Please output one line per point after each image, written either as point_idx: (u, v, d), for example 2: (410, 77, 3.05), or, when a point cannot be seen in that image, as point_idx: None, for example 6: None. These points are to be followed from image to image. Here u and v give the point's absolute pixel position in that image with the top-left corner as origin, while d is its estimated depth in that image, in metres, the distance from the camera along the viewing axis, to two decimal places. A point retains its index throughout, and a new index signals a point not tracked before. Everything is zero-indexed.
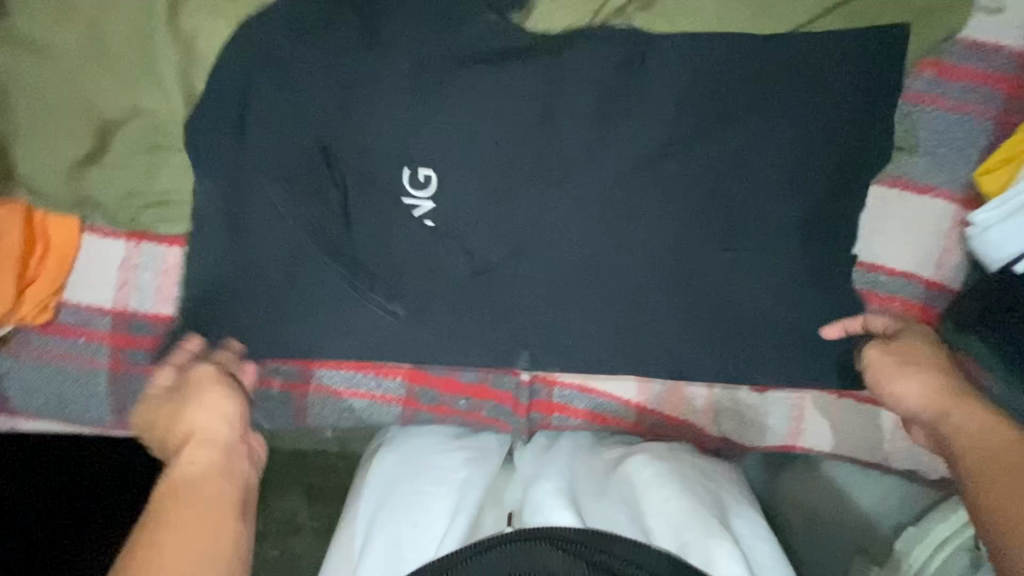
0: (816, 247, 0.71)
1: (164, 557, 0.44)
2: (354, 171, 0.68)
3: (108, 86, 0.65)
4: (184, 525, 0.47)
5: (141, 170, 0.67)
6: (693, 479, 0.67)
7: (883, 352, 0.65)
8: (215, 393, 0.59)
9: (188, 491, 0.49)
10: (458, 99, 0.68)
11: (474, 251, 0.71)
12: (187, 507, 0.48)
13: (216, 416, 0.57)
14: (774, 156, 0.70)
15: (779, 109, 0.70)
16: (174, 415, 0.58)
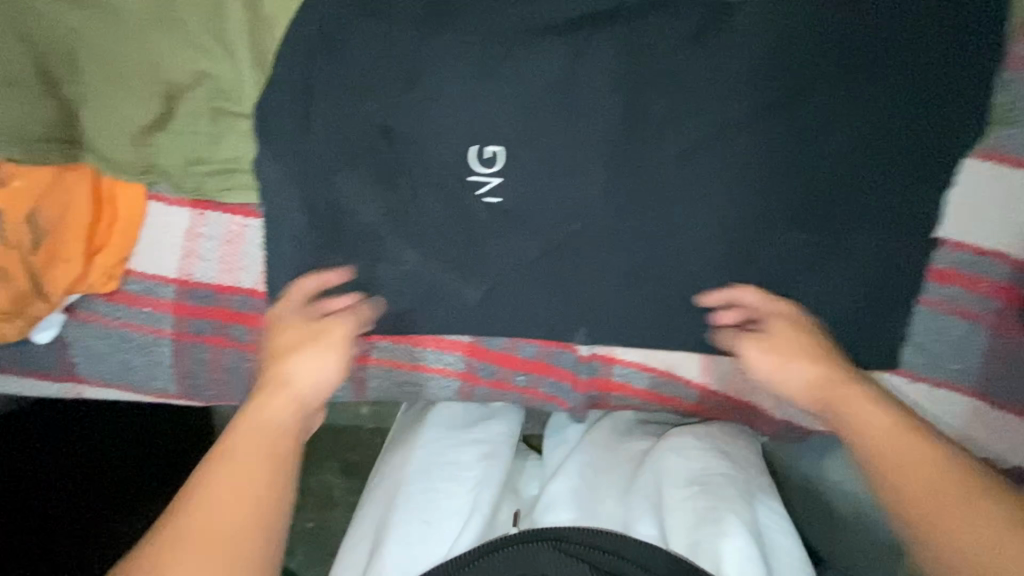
0: (880, 236, 0.69)
1: (216, 496, 0.48)
2: (421, 141, 0.67)
3: (176, 49, 0.63)
4: (241, 469, 0.50)
5: (206, 136, 0.66)
6: (717, 469, 0.67)
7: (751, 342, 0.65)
8: (322, 347, 0.60)
9: (259, 437, 0.52)
10: (532, 63, 0.66)
11: (541, 230, 0.70)
12: (248, 451, 0.51)
13: (315, 374, 0.59)
14: (852, 138, 0.67)
15: (862, 88, 0.66)
16: (287, 350, 0.60)
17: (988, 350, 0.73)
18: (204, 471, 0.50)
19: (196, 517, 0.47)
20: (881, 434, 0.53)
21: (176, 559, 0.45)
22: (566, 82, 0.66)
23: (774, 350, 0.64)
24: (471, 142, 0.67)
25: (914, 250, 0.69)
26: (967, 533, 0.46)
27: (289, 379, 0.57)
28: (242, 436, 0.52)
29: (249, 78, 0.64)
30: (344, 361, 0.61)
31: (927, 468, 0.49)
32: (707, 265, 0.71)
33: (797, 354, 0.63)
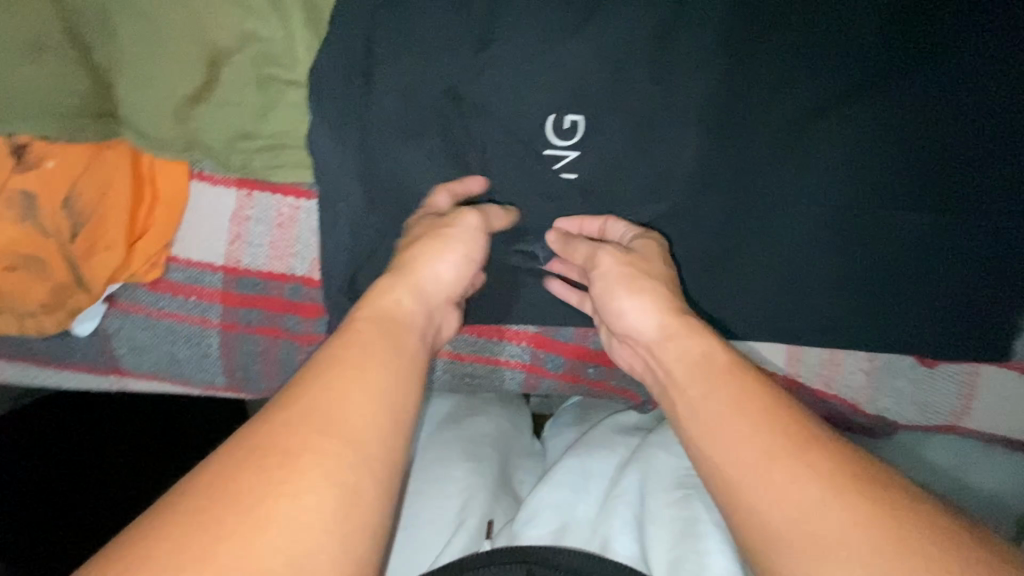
0: (984, 221, 0.62)
1: (346, 379, 0.40)
2: (493, 111, 0.60)
3: (218, 5, 0.55)
4: (371, 358, 0.42)
5: (254, 108, 0.59)
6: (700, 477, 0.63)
7: (619, 261, 0.56)
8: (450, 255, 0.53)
9: (384, 330, 0.45)
10: (619, 20, 0.58)
11: (621, 212, 0.63)
12: (375, 344, 0.44)
13: (443, 275, 0.53)
14: (971, 111, 0.60)
15: (976, 52, 0.59)
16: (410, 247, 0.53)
17: None
18: (326, 356, 0.42)
19: (326, 399, 0.39)
20: (722, 387, 0.46)
21: (310, 439, 0.37)
22: (656, 45, 0.59)
23: (652, 306, 0.53)
24: (548, 112, 0.60)
25: (993, 240, 0.62)
26: (777, 488, 0.40)
27: (416, 278, 0.51)
28: (367, 328, 0.45)
29: (302, 39, 0.57)
30: (471, 260, 0.55)
31: (754, 417, 0.43)
32: (808, 251, 0.64)
33: (643, 278, 0.55)
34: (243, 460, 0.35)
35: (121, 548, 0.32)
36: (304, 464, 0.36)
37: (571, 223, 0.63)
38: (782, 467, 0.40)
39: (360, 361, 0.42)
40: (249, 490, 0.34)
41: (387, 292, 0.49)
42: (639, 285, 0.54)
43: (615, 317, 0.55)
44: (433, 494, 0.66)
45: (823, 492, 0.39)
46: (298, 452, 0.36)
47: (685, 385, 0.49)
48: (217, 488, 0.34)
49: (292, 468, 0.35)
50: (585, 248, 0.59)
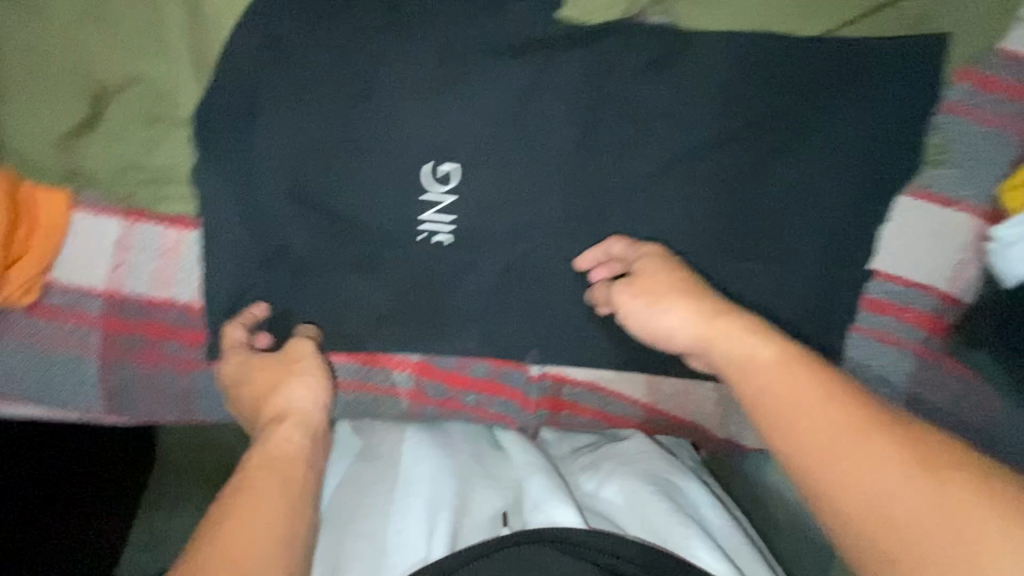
0: (817, 273, 0.70)
1: (251, 508, 0.46)
2: (371, 158, 0.65)
3: (107, 47, 0.59)
4: (271, 503, 0.47)
5: (139, 143, 0.62)
6: (678, 476, 0.65)
7: (634, 293, 0.60)
8: (305, 377, 0.60)
9: (278, 473, 0.50)
10: (487, 83, 0.65)
11: (494, 252, 0.70)
12: (274, 485, 0.48)
13: (311, 398, 0.59)
14: (801, 177, 0.68)
15: (808, 123, 0.66)
16: (271, 391, 0.60)
17: (913, 375, 0.75)
18: (228, 508, 0.46)
19: (229, 550, 0.42)
20: (788, 396, 0.46)
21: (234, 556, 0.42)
22: (523, 105, 0.66)
23: (693, 318, 0.56)
24: (425, 160, 0.66)
25: (824, 291, 0.71)
26: (860, 470, 0.41)
27: (281, 411, 0.57)
28: (254, 470, 0.50)
29: (187, 83, 0.61)
30: (328, 382, 0.62)
31: (817, 405, 0.44)
32: None
33: (670, 292, 0.58)
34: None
35: None
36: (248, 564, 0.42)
37: (582, 262, 0.70)
38: (864, 441, 0.41)
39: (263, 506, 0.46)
40: None
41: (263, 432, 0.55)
42: (668, 301, 0.58)
43: (661, 337, 0.58)
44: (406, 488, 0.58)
45: (908, 479, 0.39)
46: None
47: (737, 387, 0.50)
48: None
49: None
50: (602, 292, 0.68)
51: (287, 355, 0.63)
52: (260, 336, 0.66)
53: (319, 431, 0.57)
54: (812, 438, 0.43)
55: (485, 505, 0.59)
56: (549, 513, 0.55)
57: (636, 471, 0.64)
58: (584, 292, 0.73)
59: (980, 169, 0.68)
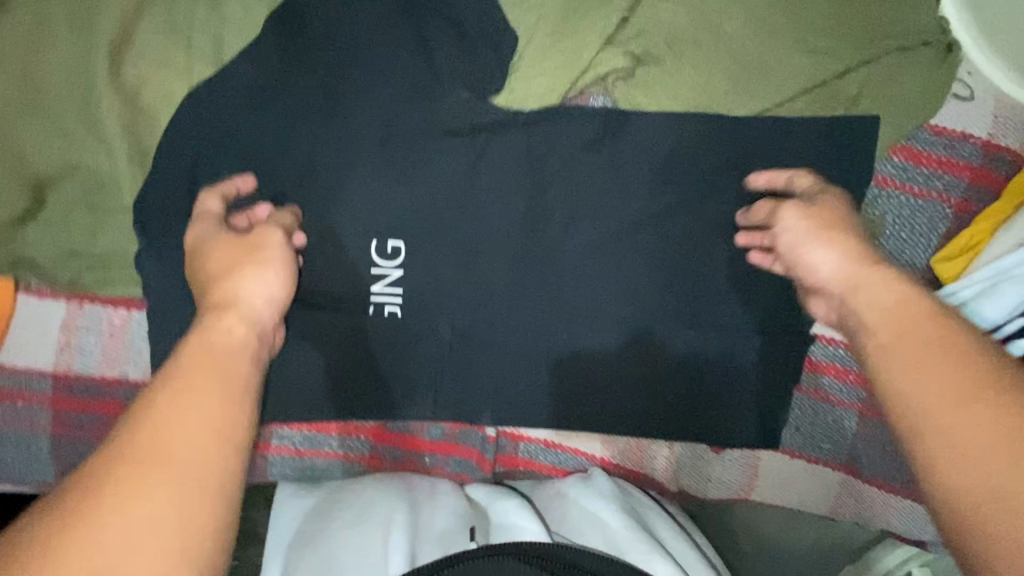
0: (759, 337, 0.72)
1: (177, 417, 0.39)
2: (319, 236, 0.67)
3: (47, 138, 0.60)
4: (205, 397, 0.40)
5: (82, 229, 0.62)
6: (638, 504, 0.75)
7: (803, 217, 0.59)
8: (271, 270, 0.53)
9: (221, 364, 0.43)
10: (432, 162, 0.66)
11: (443, 323, 0.71)
12: (215, 380, 0.42)
13: (265, 294, 0.52)
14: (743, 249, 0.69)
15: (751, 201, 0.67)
16: (225, 274, 0.52)
17: (859, 431, 0.77)
18: (157, 398, 0.39)
19: (153, 444, 0.37)
20: (901, 325, 0.46)
21: (146, 475, 0.35)
22: (468, 182, 0.67)
23: (847, 258, 0.54)
24: (371, 238, 0.67)
25: (765, 355, 0.73)
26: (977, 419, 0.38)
27: (233, 300, 0.50)
28: (197, 359, 0.43)
29: (127, 171, 0.61)
30: (290, 276, 0.55)
31: (944, 358, 0.41)
32: (612, 351, 0.72)
33: (840, 230, 0.57)
34: (62, 509, 0.34)
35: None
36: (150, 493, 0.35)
37: (757, 181, 0.65)
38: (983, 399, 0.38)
39: (196, 403, 0.40)
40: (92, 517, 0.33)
41: (205, 316, 0.48)
42: (832, 237, 0.56)
43: (803, 268, 0.58)
44: (380, 512, 0.66)
45: None
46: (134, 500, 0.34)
47: (873, 318, 0.48)
48: (84, 515, 0.33)
49: (114, 515, 0.34)
50: (766, 209, 0.64)
51: (248, 240, 0.55)
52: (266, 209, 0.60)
53: (267, 324, 0.50)
54: (911, 378, 0.42)
55: (455, 525, 0.66)
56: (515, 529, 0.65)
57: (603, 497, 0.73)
58: (740, 212, 0.68)
59: (914, 238, 0.69)
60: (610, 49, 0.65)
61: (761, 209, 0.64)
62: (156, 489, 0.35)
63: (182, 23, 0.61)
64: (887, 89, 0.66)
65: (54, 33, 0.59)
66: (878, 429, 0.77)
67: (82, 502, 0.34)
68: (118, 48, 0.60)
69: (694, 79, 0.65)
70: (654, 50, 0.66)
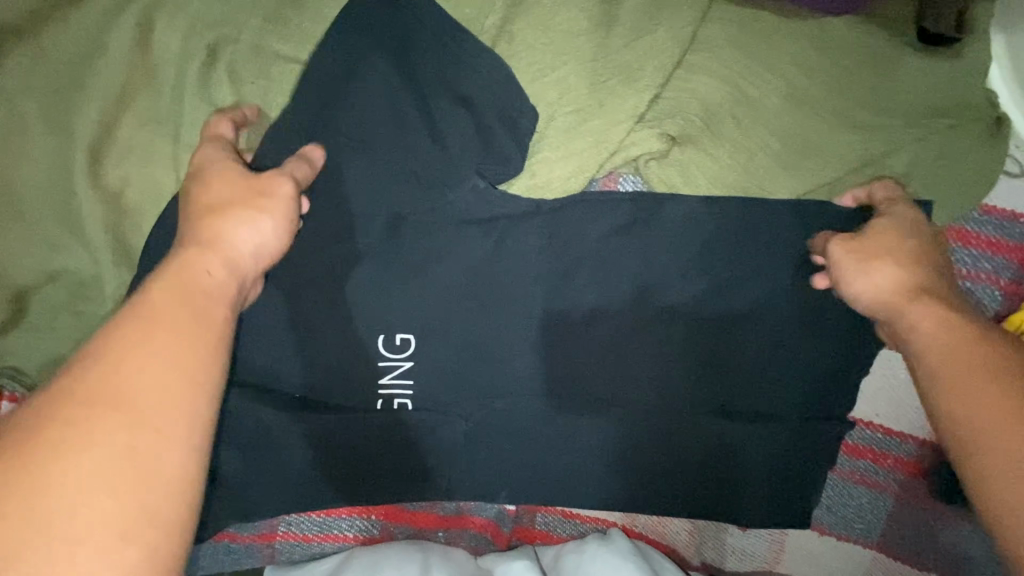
0: (798, 424, 0.67)
1: (146, 362, 0.37)
2: (325, 330, 0.62)
3: (25, 243, 0.54)
4: (177, 344, 0.39)
5: (68, 337, 0.57)
6: (652, 557, 0.75)
7: (847, 250, 0.57)
8: (269, 216, 0.49)
9: (194, 310, 0.41)
10: (445, 251, 0.61)
11: (457, 415, 0.66)
12: (188, 328, 0.40)
13: (255, 242, 0.48)
14: (780, 336, 0.64)
15: (787, 289, 0.63)
16: (214, 210, 0.49)
17: (893, 512, 0.74)
18: (121, 338, 0.38)
19: (119, 388, 0.36)
20: (952, 349, 0.47)
21: (108, 423, 0.34)
22: (483, 269, 0.62)
23: (897, 284, 0.54)
24: (378, 331, 0.63)
25: (803, 442, 0.68)
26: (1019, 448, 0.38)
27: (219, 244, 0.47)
28: (168, 301, 0.41)
29: (113, 275, 0.56)
30: (289, 229, 0.51)
31: (987, 384, 0.42)
32: (639, 439, 0.68)
33: (889, 260, 0.55)
34: (19, 451, 0.33)
35: None
36: (104, 442, 0.34)
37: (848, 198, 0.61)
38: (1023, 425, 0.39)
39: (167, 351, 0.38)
40: (45, 461, 0.32)
41: (180, 256, 0.45)
42: (876, 267, 0.55)
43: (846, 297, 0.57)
44: None
45: None
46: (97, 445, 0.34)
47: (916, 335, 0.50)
48: (36, 458, 0.32)
49: (73, 465, 0.33)
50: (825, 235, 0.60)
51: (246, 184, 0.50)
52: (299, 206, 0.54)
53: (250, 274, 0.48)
54: (965, 406, 0.43)
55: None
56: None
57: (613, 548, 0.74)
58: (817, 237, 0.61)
59: None
60: (641, 129, 0.61)
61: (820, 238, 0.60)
62: (121, 436, 0.34)
63: (171, 112, 0.56)
64: (937, 169, 0.61)
65: (28, 128, 0.53)
66: (917, 510, 0.74)
67: (36, 448, 0.33)
68: (101, 142, 0.55)
69: (729, 160, 0.61)
70: (689, 130, 0.61)
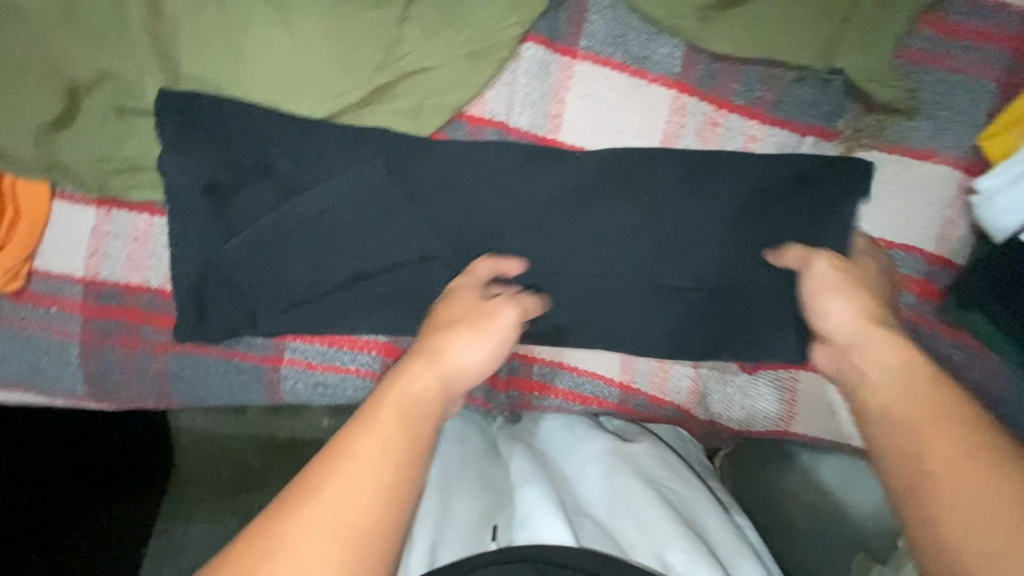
0: (793, 229, 0.66)
1: (366, 451, 0.43)
2: (329, 138, 0.67)
3: (78, 45, 0.64)
4: (375, 445, 0.44)
5: (112, 134, 0.67)
6: (688, 492, 0.62)
7: (834, 267, 0.61)
8: (490, 329, 0.57)
9: (411, 418, 0.47)
10: (437, 61, 0.66)
11: (447, 229, 0.69)
12: (398, 428, 0.46)
13: (470, 358, 0.54)
14: (756, 138, 0.67)
15: (761, 86, 0.67)
16: (450, 326, 0.56)
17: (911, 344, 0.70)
18: (364, 432, 0.45)
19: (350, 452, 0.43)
20: (908, 387, 0.49)
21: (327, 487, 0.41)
22: (475, 80, 0.67)
23: (861, 310, 0.57)
24: (378, 141, 0.68)
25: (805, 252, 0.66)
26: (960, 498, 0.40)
27: (449, 366, 0.53)
28: (403, 412, 0.47)
29: (150, 75, 0.65)
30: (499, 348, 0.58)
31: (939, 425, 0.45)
32: (638, 255, 0.68)
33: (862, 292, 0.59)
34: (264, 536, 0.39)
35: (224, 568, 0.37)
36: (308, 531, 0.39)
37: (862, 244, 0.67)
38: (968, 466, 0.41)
39: (380, 431, 0.45)
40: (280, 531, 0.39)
41: (416, 365, 0.52)
42: (851, 292, 0.59)
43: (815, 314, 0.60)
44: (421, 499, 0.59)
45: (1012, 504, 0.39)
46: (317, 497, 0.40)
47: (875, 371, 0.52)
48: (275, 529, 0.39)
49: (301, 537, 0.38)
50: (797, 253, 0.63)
51: (484, 308, 0.59)
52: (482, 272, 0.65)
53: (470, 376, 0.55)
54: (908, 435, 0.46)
55: (473, 517, 0.56)
56: (534, 530, 0.52)
57: (632, 481, 0.60)
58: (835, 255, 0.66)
59: (954, 118, 0.65)
60: None
61: (790, 251, 0.64)
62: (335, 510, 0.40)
63: None
64: None
65: None
66: (933, 340, 0.69)
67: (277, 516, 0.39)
68: None
69: None
70: None
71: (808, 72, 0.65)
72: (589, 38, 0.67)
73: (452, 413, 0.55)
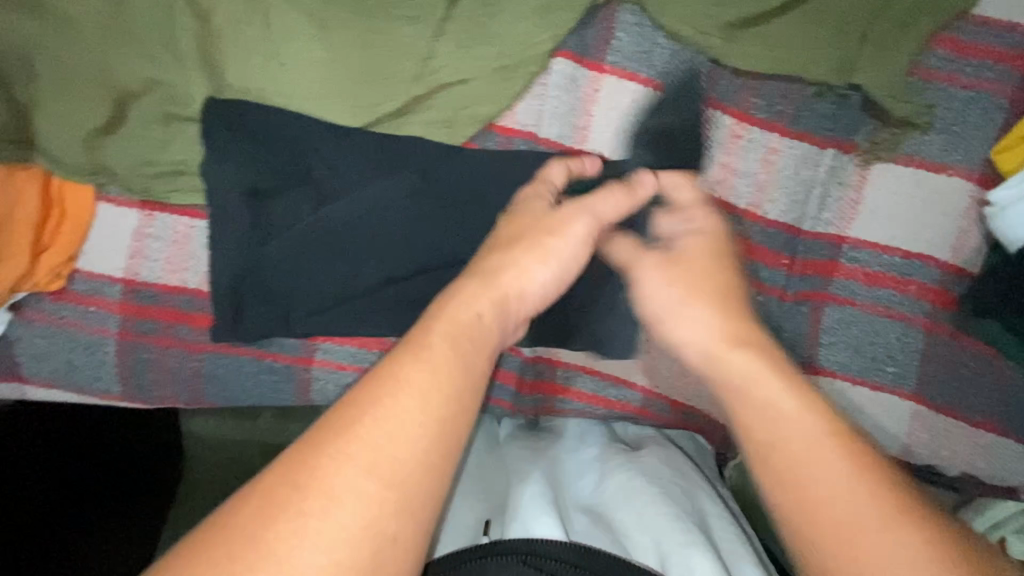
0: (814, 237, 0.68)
1: (402, 381, 0.43)
2: (366, 146, 0.70)
3: (130, 55, 0.67)
4: (422, 371, 0.44)
5: (157, 140, 0.69)
6: (691, 489, 0.62)
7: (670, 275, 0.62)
8: (553, 250, 0.59)
9: (458, 344, 0.47)
10: (471, 74, 0.69)
11: (478, 235, 0.71)
12: (444, 356, 0.46)
13: (531, 279, 0.57)
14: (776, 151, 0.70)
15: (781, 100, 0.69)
16: (510, 245, 0.58)
17: (926, 351, 0.71)
18: (405, 359, 0.45)
19: (393, 380, 0.43)
20: (804, 434, 0.48)
21: (363, 417, 0.41)
22: (507, 92, 0.70)
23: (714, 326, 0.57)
24: (413, 149, 0.70)
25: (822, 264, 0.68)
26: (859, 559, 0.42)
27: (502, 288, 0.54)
28: (449, 338, 0.47)
29: (197, 85, 0.68)
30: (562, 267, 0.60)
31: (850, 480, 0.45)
32: None
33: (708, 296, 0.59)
34: (304, 462, 0.39)
35: (259, 491, 0.38)
36: (346, 459, 0.39)
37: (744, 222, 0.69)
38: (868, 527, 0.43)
39: (428, 359, 0.45)
40: (319, 462, 0.39)
41: (469, 288, 0.53)
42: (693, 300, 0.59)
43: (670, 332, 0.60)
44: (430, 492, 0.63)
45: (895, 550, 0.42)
46: (356, 429, 0.40)
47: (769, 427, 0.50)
48: (311, 457, 0.39)
49: (344, 463, 0.39)
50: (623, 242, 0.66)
51: (553, 226, 0.60)
52: (555, 177, 0.67)
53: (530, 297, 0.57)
54: (818, 484, 0.46)
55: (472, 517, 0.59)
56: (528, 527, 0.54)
57: (631, 477, 0.61)
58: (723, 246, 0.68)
59: (967, 133, 0.68)
60: None
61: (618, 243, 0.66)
62: (380, 440, 0.40)
63: None
64: None
65: None
66: (948, 347, 0.71)
67: (318, 441, 0.40)
68: None
69: None
70: None
71: (826, 88, 0.68)
72: (616, 54, 0.70)
73: (510, 336, 0.57)
